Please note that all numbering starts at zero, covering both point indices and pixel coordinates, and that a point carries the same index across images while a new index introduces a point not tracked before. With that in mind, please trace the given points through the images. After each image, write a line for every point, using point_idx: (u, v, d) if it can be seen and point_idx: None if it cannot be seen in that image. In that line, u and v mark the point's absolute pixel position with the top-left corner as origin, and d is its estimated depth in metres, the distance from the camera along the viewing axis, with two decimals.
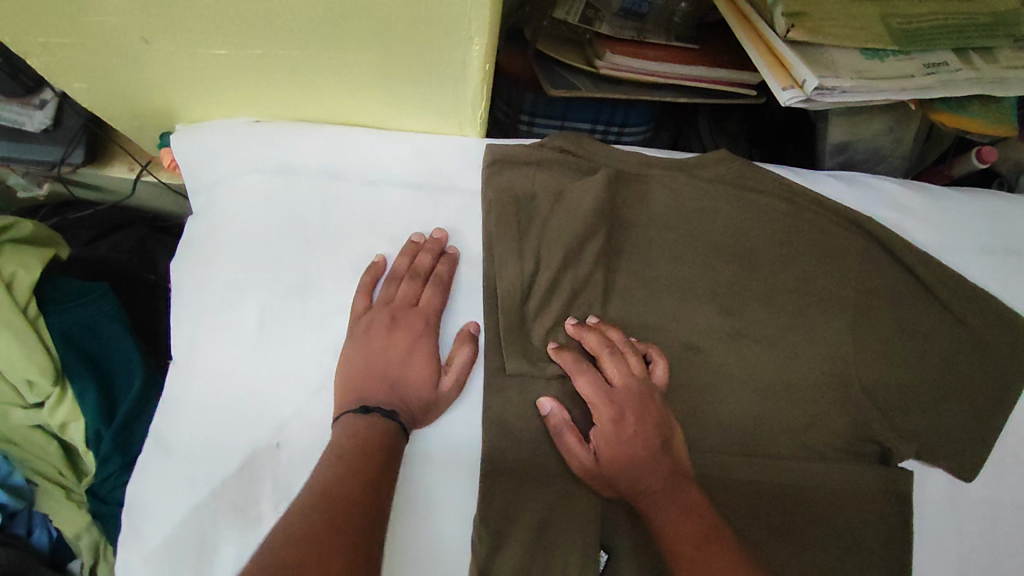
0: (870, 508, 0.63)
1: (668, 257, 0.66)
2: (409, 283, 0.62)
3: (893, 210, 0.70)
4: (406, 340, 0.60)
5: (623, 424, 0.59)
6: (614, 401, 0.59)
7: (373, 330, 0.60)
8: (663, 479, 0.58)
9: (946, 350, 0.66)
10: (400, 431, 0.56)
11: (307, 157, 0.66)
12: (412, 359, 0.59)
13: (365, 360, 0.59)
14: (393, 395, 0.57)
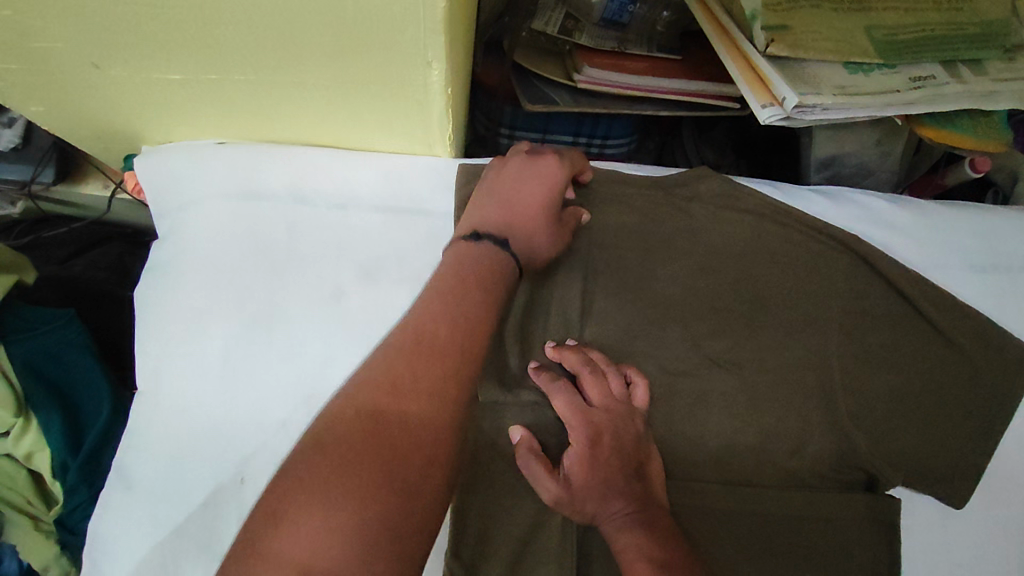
0: (855, 535, 0.61)
1: (647, 278, 0.64)
2: (542, 156, 0.60)
3: (879, 227, 0.67)
4: (537, 182, 0.58)
5: (599, 456, 0.55)
6: (591, 422, 0.56)
7: (508, 180, 0.59)
8: (635, 518, 0.55)
9: (934, 372, 0.64)
10: (508, 256, 0.53)
11: (273, 180, 0.64)
12: (541, 196, 0.58)
13: (503, 198, 0.57)
14: (518, 224, 0.56)
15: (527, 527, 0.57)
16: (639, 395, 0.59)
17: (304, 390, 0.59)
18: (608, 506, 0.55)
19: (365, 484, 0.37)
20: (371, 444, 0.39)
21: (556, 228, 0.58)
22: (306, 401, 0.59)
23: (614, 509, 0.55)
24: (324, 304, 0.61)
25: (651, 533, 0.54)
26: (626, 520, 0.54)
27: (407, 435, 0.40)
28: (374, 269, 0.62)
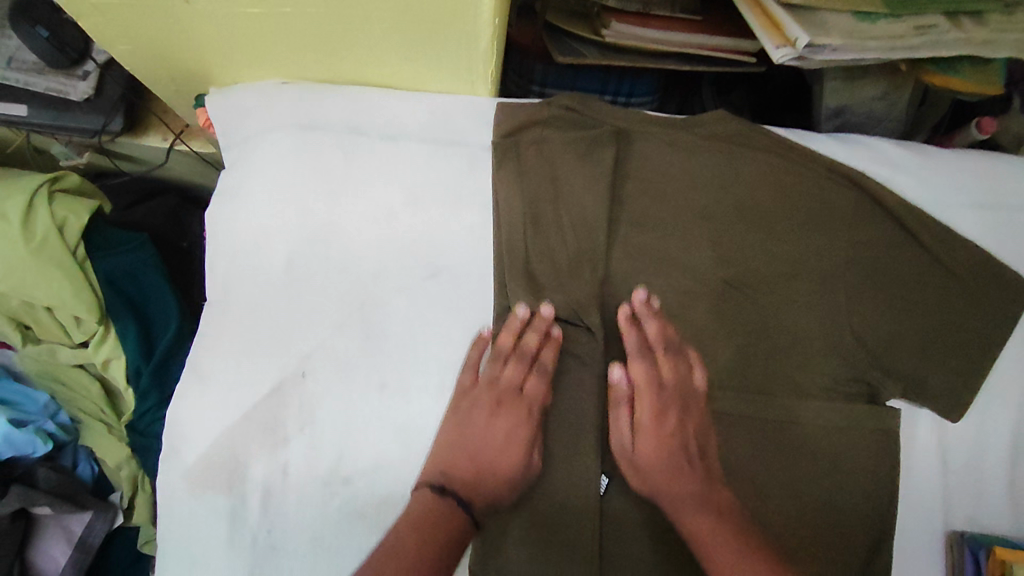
0: (858, 441, 0.66)
1: (668, 209, 0.69)
2: (516, 368, 0.63)
3: (886, 167, 0.72)
4: (508, 425, 0.62)
5: (671, 501, 0.61)
6: (657, 380, 0.63)
7: (475, 412, 0.63)
8: (717, 526, 0.58)
9: (934, 298, 0.69)
10: (463, 516, 0.59)
11: (331, 115, 0.70)
12: (517, 458, 0.61)
13: (461, 437, 0.62)
14: (483, 489, 0.61)
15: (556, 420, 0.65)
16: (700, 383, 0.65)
17: (358, 297, 0.66)
18: (686, 516, 0.60)
19: None
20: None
21: (526, 464, 0.62)
22: (358, 308, 0.66)
23: (692, 521, 0.59)
24: (376, 225, 0.68)
25: (731, 535, 0.58)
26: (710, 529, 0.58)
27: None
28: (419, 194, 0.68)
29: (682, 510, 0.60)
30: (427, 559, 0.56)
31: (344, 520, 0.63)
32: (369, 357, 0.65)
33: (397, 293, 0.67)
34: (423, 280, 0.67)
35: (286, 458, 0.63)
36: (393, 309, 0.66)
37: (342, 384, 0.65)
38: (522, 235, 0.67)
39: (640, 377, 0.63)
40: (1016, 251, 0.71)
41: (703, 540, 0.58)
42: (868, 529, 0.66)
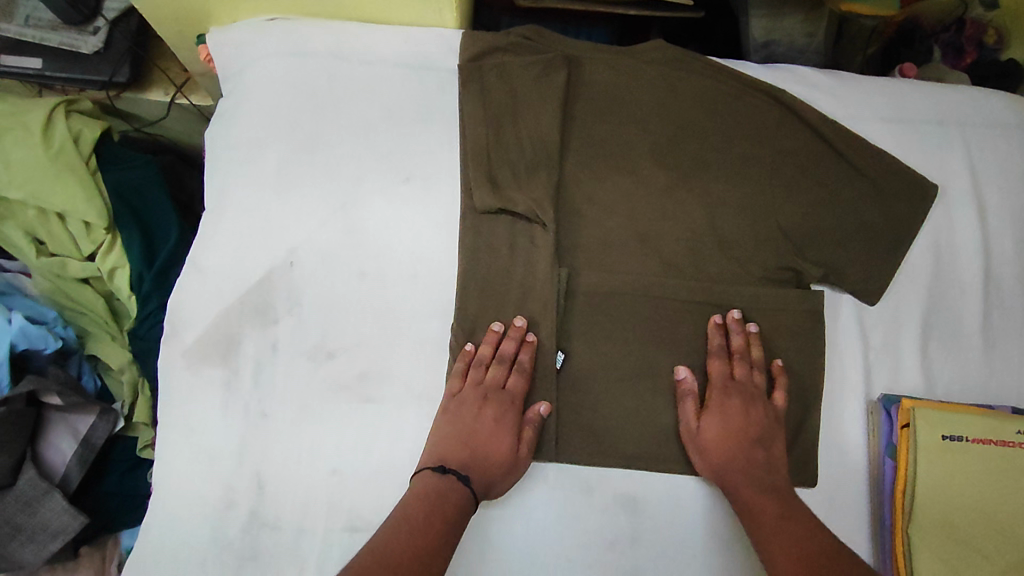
0: (788, 320, 0.74)
1: (612, 122, 0.79)
2: (499, 369, 0.69)
3: (805, 86, 0.82)
4: (495, 416, 0.68)
5: (720, 465, 0.68)
6: (747, 410, 0.70)
7: (465, 407, 0.68)
8: (757, 485, 0.66)
9: (850, 194, 0.78)
10: (469, 501, 0.63)
11: (316, 42, 0.79)
12: (509, 447, 0.67)
13: (458, 433, 0.67)
14: (478, 465, 0.66)
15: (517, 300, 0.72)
16: (780, 399, 0.71)
17: (341, 197, 0.75)
18: (737, 487, 0.66)
19: None
20: None
21: (516, 452, 0.67)
22: (341, 207, 0.74)
23: (742, 490, 0.66)
24: (356, 136, 0.77)
25: (765, 493, 0.66)
26: (757, 494, 0.65)
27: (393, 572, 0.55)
28: (396, 111, 0.78)
29: (736, 482, 0.67)
30: (443, 509, 0.61)
31: (329, 390, 0.69)
32: (351, 249, 0.73)
33: (376, 193, 0.75)
34: (398, 184, 0.75)
35: (275, 335, 0.70)
36: (372, 209, 0.75)
37: (325, 272, 0.73)
38: (486, 143, 0.76)
39: (739, 422, 0.69)
40: (923, 158, 0.80)
41: (762, 523, 0.63)
42: (795, 397, 0.73)
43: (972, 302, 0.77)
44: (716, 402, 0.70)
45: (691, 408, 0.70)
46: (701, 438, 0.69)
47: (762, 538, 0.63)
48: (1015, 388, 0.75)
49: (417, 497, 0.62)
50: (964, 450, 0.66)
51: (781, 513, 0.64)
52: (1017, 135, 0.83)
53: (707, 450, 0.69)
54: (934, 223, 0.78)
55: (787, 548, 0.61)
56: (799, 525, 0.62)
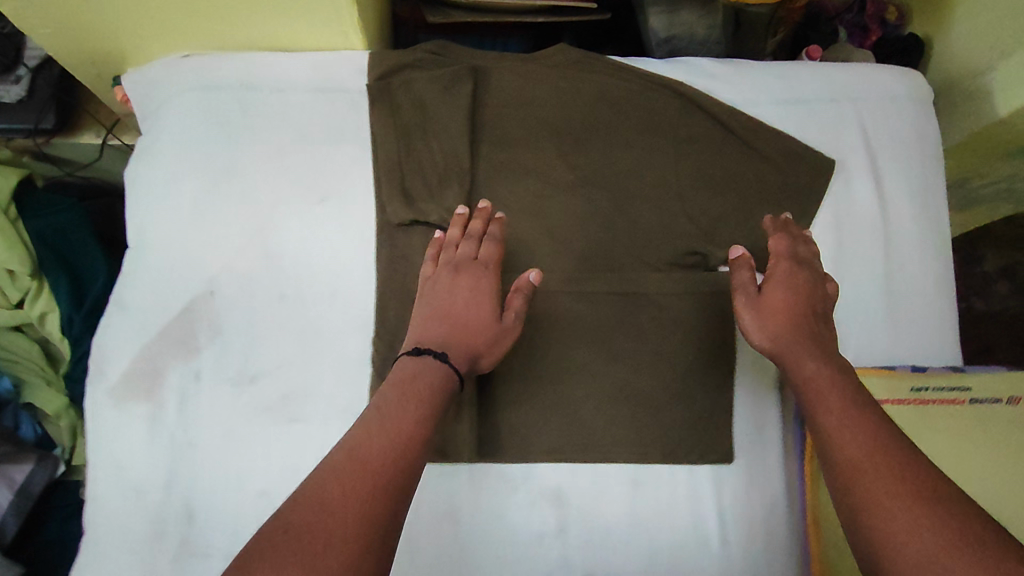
0: (700, 303, 0.77)
1: (520, 126, 0.81)
2: (467, 245, 0.72)
3: (705, 78, 0.85)
4: (468, 287, 0.70)
5: (772, 331, 0.68)
6: (809, 288, 0.71)
7: (439, 282, 0.70)
8: (825, 369, 0.64)
9: (750, 179, 0.82)
10: (451, 370, 0.64)
11: (225, 73, 0.80)
12: (483, 309, 0.69)
13: (434, 307, 0.69)
14: (462, 337, 0.67)
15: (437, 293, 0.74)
16: (835, 287, 0.74)
17: (257, 223, 0.76)
18: (802, 366, 0.65)
19: (336, 506, 0.49)
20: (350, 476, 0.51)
21: (498, 321, 0.69)
22: (258, 233, 0.76)
23: (806, 368, 0.65)
24: (267, 163, 0.78)
25: (835, 377, 0.63)
26: (822, 373, 0.64)
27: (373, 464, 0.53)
28: (307, 134, 0.79)
29: (803, 361, 0.66)
30: (419, 392, 0.60)
31: (253, 414, 0.72)
32: (269, 273, 0.75)
33: (292, 216, 0.77)
34: (313, 205, 0.77)
35: (199, 364, 0.72)
36: (289, 233, 0.76)
37: (246, 298, 0.75)
38: (397, 159, 0.78)
39: (794, 299, 0.70)
40: (821, 137, 0.84)
41: (824, 397, 0.62)
42: (705, 377, 0.76)
43: (873, 270, 0.81)
44: (773, 278, 0.71)
45: (748, 274, 0.72)
46: (763, 301, 0.70)
47: (817, 400, 0.62)
48: (918, 349, 0.80)
49: (404, 387, 0.61)
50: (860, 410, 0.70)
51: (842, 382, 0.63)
52: (909, 106, 0.86)
53: (758, 326, 0.69)
54: (835, 197, 0.82)
55: (851, 426, 0.58)
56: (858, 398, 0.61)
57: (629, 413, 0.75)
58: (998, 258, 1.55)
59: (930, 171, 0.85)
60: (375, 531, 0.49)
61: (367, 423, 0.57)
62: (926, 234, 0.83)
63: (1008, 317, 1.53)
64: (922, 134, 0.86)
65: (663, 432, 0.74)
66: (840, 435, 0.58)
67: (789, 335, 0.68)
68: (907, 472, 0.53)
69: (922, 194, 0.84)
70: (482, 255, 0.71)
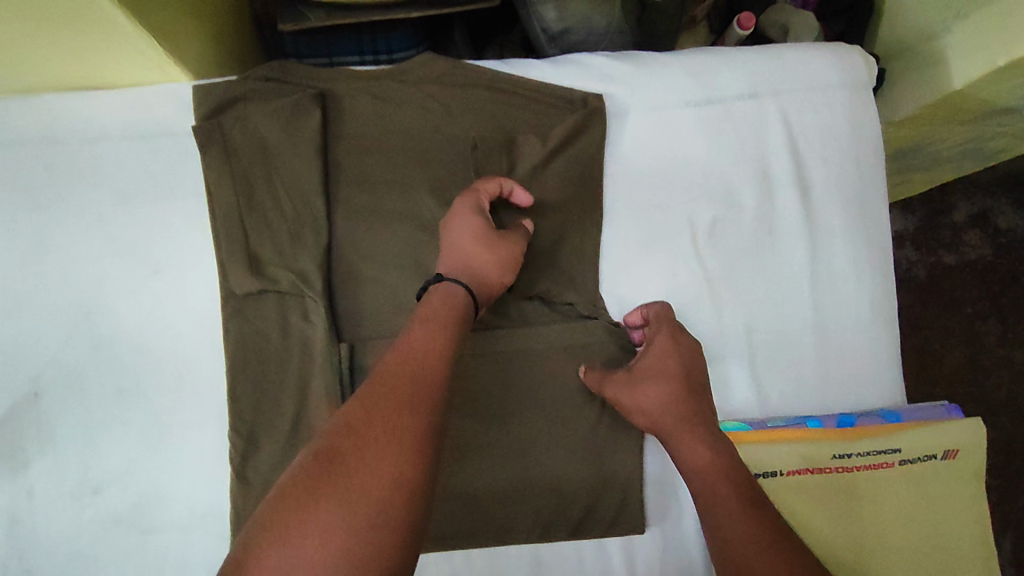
0: (601, 355, 0.68)
1: (385, 160, 0.69)
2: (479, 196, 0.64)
3: (599, 81, 0.71)
4: (470, 218, 0.63)
5: (643, 408, 0.61)
6: (659, 363, 0.63)
7: (451, 225, 0.63)
8: (715, 461, 0.57)
9: (657, 200, 0.71)
10: (464, 302, 0.58)
11: (23, 126, 0.66)
12: (486, 233, 0.62)
13: (458, 240, 0.62)
14: (474, 264, 0.61)
15: (304, 367, 0.65)
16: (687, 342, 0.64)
17: (82, 306, 0.65)
18: (683, 446, 0.59)
19: (348, 455, 0.44)
20: (372, 417, 0.46)
21: (502, 243, 0.63)
22: (84, 318, 0.65)
23: (681, 452, 0.59)
24: (87, 232, 0.66)
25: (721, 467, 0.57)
26: (677, 432, 0.59)
27: (376, 403, 0.47)
28: (130, 194, 0.67)
29: (685, 450, 0.59)
30: (435, 326, 0.54)
31: (99, 529, 0.63)
32: (102, 365, 0.65)
33: (122, 295, 0.66)
34: (147, 279, 0.66)
35: (30, 480, 0.63)
36: (122, 315, 0.66)
37: (77, 396, 0.64)
38: (239, 216, 0.66)
39: (659, 375, 0.62)
40: (738, 143, 0.72)
41: (672, 435, 0.60)
42: (609, 440, 0.68)
43: (799, 296, 0.70)
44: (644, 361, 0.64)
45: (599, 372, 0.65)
46: (631, 381, 0.63)
47: (668, 440, 0.60)
48: (854, 386, 0.70)
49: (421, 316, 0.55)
50: (776, 464, 0.62)
51: (675, 422, 0.60)
52: (843, 94, 0.74)
53: (636, 409, 0.62)
54: (758, 210, 0.72)
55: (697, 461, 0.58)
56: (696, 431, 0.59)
57: (526, 490, 0.67)
58: (969, 203, 1.30)
59: (866, 171, 0.74)
60: (407, 477, 0.44)
61: (389, 359, 0.51)
62: (863, 248, 0.72)
63: (979, 268, 1.29)
64: (859, 126, 0.74)
65: (561, 503, 0.67)
66: (685, 450, 0.58)
67: (678, 408, 0.61)
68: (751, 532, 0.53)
69: (857, 200, 0.73)
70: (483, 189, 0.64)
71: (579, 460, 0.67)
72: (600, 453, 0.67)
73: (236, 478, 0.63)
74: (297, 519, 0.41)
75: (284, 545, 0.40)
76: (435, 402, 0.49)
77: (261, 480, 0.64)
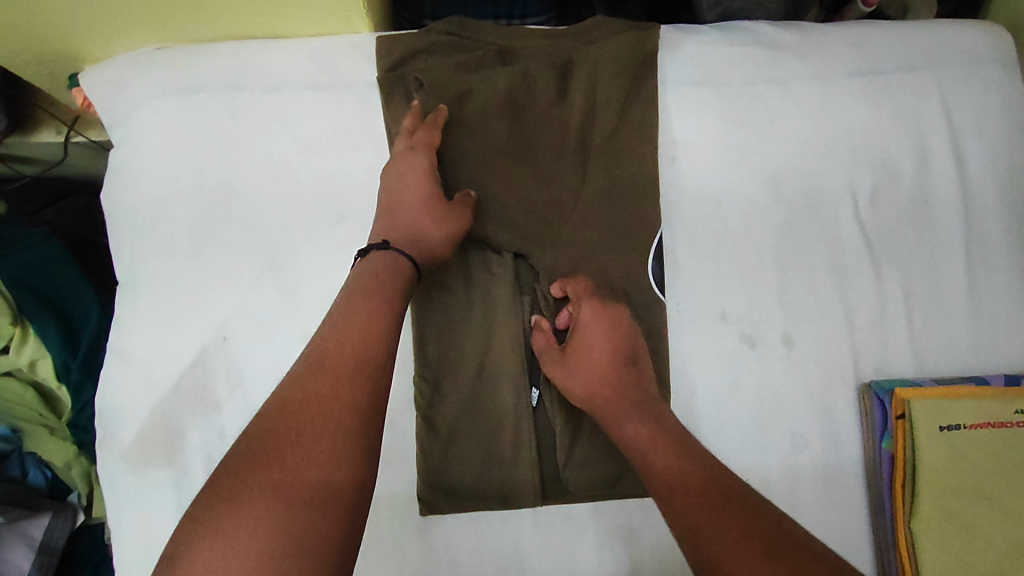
0: (766, 315, 0.70)
1: (561, 116, 0.69)
2: (415, 149, 0.65)
3: (765, 48, 0.73)
4: (411, 179, 0.64)
5: (584, 388, 0.62)
6: (594, 338, 0.64)
7: (390, 187, 0.64)
8: (655, 435, 0.58)
9: (817, 166, 0.73)
10: (400, 275, 0.59)
11: (209, 73, 0.67)
12: (423, 197, 0.63)
13: (393, 207, 0.63)
14: (410, 238, 0.62)
15: (491, 319, 0.67)
16: (613, 312, 0.65)
17: (265, 252, 0.66)
18: (622, 427, 0.59)
19: (282, 443, 0.46)
20: (298, 407, 0.48)
21: (444, 209, 0.64)
22: (267, 264, 0.66)
23: (627, 431, 0.59)
24: (269, 180, 0.67)
25: (660, 440, 0.57)
26: (612, 408, 0.60)
27: (304, 390, 0.49)
28: (314, 143, 0.68)
29: (623, 428, 0.59)
30: (371, 304, 0.55)
31: None
32: (287, 312, 0.66)
33: (307, 244, 0.67)
34: (330, 227, 0.67)
35: (221, 420, 0.64)
36: (305, 262, 0.67)
37: (264, 340, 0.65)
38: None
39: (602, 350, 0.63)
40: (898, 113, 0.74)
41: (609, 416, 0.60)
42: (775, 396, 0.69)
43: (953, 263, 0.73)
44: (577, 337, 0.64)
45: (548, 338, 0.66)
46: (570, 359, 0.64)
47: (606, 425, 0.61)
48: (1009, 351, 0.72)
49: (348, 293, 0.57)
50: (955, 419, 0.65)
51: (608, 401, 0.61)
52: (996, 71, 0.75)
53: (573, 385, 0.63)
54: (912, 179, 0.74)
55: (641, 440, 0.58)
56: (636, 412, 0.60)
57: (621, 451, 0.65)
58: None
59: (1017, 145, 0.75)
60: (336, 461, 0.46)
61: (321, 340, 0.53)
62: (1011, 219, 0.74)
63: None
64: (1011, 101, 0.75)
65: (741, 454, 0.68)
66: (626, 427, 0.59)
67: (618, 386, 0.62)
68: (702, 501, 0.52)
69: (1007, 174, 0.75)
70: (418, 144, 0.65)
71: (732, 421, 0.69)
72: (771, 410, 0.69)
73: (424, 424, 0.65)
74: (230, 513, 0.43)
75: (215, 537, 0.42)
76: (367, 384, 0.51)
77: (448, 425, 0.65)
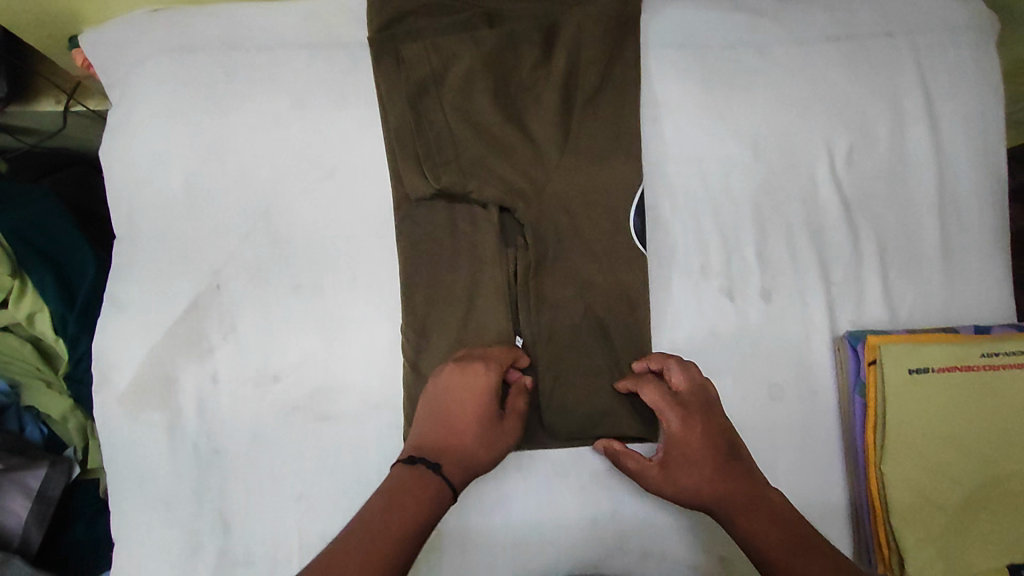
0: (744, 269, 0.72)
1: (547, 74, 0.71)
2: (476, 385, 0.63)
3: (744, 13, 0.76)
4: (461, 395, 0.62)
5: (682, 485, 0.60)
6: (688, 442, 0.61)
7: (436, 413, 0.62)
8: (771, 528, 0.57)
9: (795, 126, 0.75)
10: (445, 488, 0.58)
11: (204, 32, 0.70)
12: (474, 418, 0.62)
13: (436, 427, 0.62)
14: (454, 449, 0.60)
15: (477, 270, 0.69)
16: (697, 411, 0.62)
17: (257, 205, 0.68)
18: (739, 525, 0.58)
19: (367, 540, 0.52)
20: (384, 518, 0.54)
21: (496, 426, 0.63)
22: (260, 216, 0.68)
23: (747, 532, 0.57)
24: (262, 136, 0.69)
25: (776, 534, 0.56)
26: (720, 501, 0.59)
27: (389, 504, 0.55)
28: (306, 99, 0.70)
29: (741, 523, 0.58)
30: (447, 465, 0.59)
31: (278, 416, 0.67)
32: (278, 262, 0.68)
33: (299, 197, 0.69)
34: (322, 181, 0.69)
35: (214, 365, 0.67)
36: (296, 214, 0.69)
37: (256, 289, 0.68)
38: (409, 120, 0.69)
39: (701, 454, 0.61)
40: (874, 76, 0.76)
41: (723, 508, 0.59)
42: (752, 347, 0.71)
43: (927, 220, 0.75)
44: (668, 449, 0.62)
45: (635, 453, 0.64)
46: (664, 466, 0.62)
47: (721, 518, 0.59)
48: (978, 305, 0.74)
49: (424, 447, 0.61)
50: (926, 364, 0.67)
51: (711, 488, 0.59)
52: (970, 37, 0.78)
53: (675, 491, 0.61)
54: (888, 140, 0.76)
55: (757, 530, 0.57)
56: (742, 505, 0.58)
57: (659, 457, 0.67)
58: None
59: (989, 109, 0.77)
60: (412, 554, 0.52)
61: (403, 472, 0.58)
62: (982, 180, 0.77)
63: None
64: (984, 65, 0.77)
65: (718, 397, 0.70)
66: (741, 520, 0.58)
67: (724, 487, 0.59)
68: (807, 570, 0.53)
69: (979, 136, 0.77)
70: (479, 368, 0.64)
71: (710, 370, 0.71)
72: (747, 360, 0.71)
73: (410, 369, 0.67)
74: None
75: None
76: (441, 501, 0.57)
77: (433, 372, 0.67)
